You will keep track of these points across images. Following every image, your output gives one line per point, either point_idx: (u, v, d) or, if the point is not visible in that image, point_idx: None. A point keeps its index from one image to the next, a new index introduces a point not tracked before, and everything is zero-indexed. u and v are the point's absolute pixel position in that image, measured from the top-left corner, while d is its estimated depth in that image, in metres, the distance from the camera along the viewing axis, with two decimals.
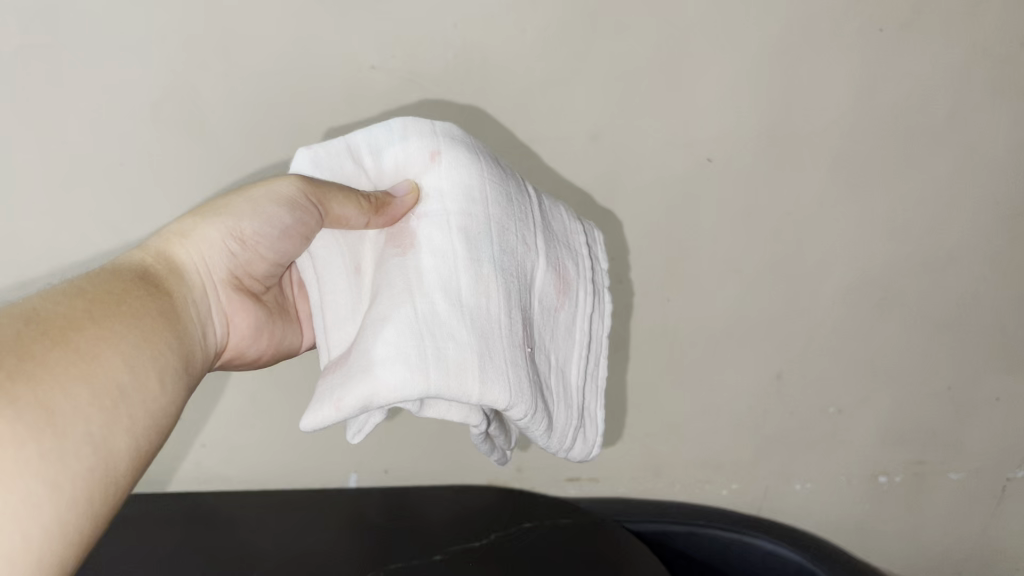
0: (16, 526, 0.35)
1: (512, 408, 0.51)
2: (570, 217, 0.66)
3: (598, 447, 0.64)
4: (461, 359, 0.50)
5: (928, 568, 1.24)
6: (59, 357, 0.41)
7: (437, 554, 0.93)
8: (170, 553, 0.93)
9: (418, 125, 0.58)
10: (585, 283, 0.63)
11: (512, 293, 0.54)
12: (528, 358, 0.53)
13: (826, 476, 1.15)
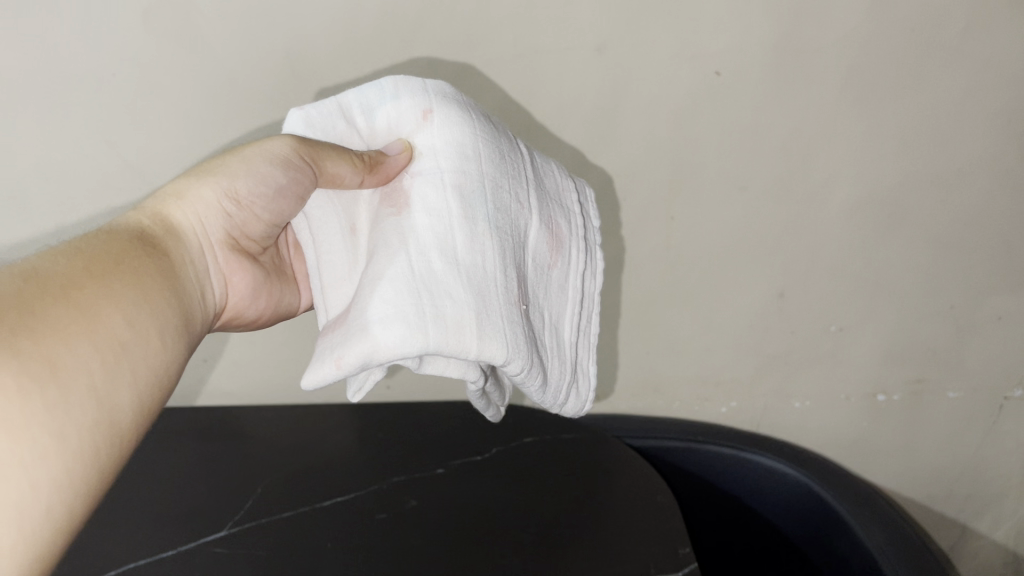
0: (21, 477, 0.36)
1: (510, 364, 0.50)
2: (562, 174, 0.66)
3: (591, 401, 0.65)
4: (460, 317, 0.49)
5: (924, 484, 1.25)
6: (60, 312, 0.41)
7: (440, 467, 0.94)
8: (176, 464, 0.95)
9: (409, 84, 0.57)
10: (576, 240, 0.63)
11: (507, 250, 0.53)
12: (524, 316, 0.53)
13: (825, 393, 1.16)
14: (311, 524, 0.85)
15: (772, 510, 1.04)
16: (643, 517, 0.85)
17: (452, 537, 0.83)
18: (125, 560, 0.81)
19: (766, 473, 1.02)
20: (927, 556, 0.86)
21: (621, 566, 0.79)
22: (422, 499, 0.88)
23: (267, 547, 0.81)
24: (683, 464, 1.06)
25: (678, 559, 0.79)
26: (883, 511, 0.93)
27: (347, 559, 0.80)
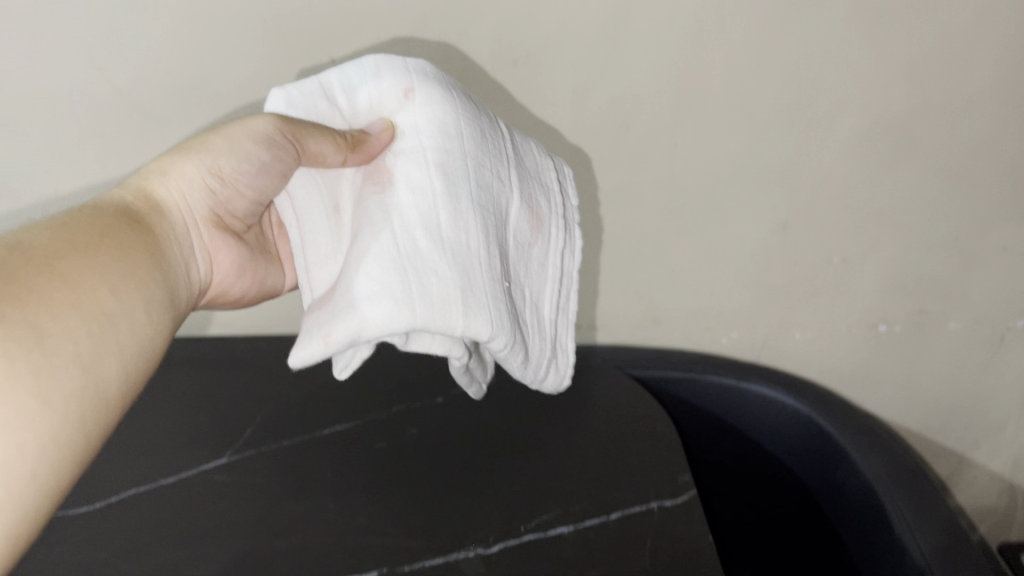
0: (17, 429, 0.41)
1: (493, 334, 0.56)
2: (539, 152, 0.72)
3: (567, 378, 0.76)
4: (445, 293, 0.54)
5: (924, 414, 1.26)
6: (51, 284, 0.47)
7: (440, 397, 0.94)
8: (177, 394, 0.95)
9: (391, 63, 0.63)
10: (551, 216, 0.69)
11: (488, 232, 0.59)
12: (503, 291, 0.59)
13: (826, 324, 1.16)
14: (311, 453, 0.84)
15: (772, 441, 1.03)
16: (642, 449, 0.85)
17: (450, 466, 0.82)
18: (126, 489, 0.80)
19: (767, 404, 1.01)
20: (927, 484, 0.86)
21: (620, 494, 0.78)
22: (421, 428, 0.88)
23: (266, 474, 0.81)
24: (683, 395, 1.05)
25: (677, 489, 0.79)
26: (883, 440, 0.92)
27: (347, 486, 0.80)
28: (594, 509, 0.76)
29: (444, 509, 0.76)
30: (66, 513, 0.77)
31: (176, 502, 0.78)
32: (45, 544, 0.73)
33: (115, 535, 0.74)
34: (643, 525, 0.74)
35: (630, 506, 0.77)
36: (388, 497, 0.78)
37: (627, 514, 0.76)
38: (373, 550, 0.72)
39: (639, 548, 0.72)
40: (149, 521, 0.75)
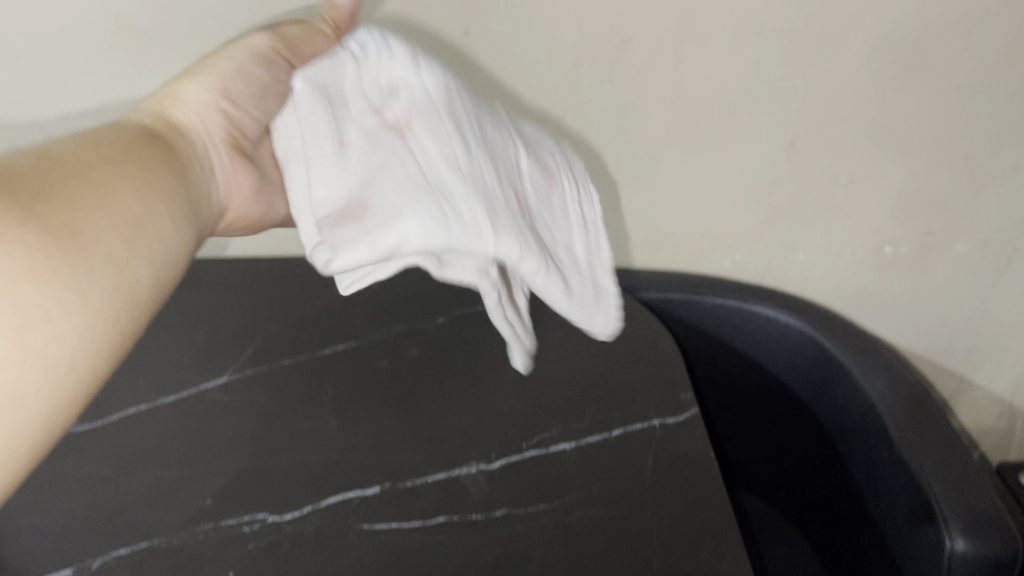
0: (51, 324, 0.40)
1: (523, 256, 0.58)
2: (544, 135, 0.77)
3: (616, 320, 0.74)
4: (474, 215, 0.55)
5: (927, 337, 1.25)
6: (79, 187, 0.46)
7: (441, 318, 0.93)
8: (175, 314, 0.93)
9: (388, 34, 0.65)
10: (564, 186, 0.74)
11: (493, 174, 0.62)
12: (526, 226, 0.61)
13: (831, 246, 1.14)
14: (312, 373, 0.83)
15: (775, 364, 1.02)
16: (643, 367, 0.84)
17: (451, 385, 0.82)
18: (128, 407, 0.78)
19: (769, 325, 1.00)
20: (927, 406, 0.85)
21: (622, 411, 0.78)
22: (422, 349, 0.88)
23: (267, 393, 0.80)
24: (685, 318, 1.04)
25: (679, 406, 0.79)
26: (887, 361, 0.91)
27: (347, 405, 0.79)
28: (596, 426, 0.76)
29: (446, 427, 0.76)
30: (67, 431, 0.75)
31: (178, 420, 0.76)
32: (48, 461, 0.72)
33: (116, 451, 0.73)
34: (645, 442, 0.74)
35: (633, 422, 0.77)
36: (389, 416, 0.77)
37: (630, 430, 0.76)
38: (376, 466, 0.71)
39: (641, 464, 0.72)
40: (151, 438, 0.74)
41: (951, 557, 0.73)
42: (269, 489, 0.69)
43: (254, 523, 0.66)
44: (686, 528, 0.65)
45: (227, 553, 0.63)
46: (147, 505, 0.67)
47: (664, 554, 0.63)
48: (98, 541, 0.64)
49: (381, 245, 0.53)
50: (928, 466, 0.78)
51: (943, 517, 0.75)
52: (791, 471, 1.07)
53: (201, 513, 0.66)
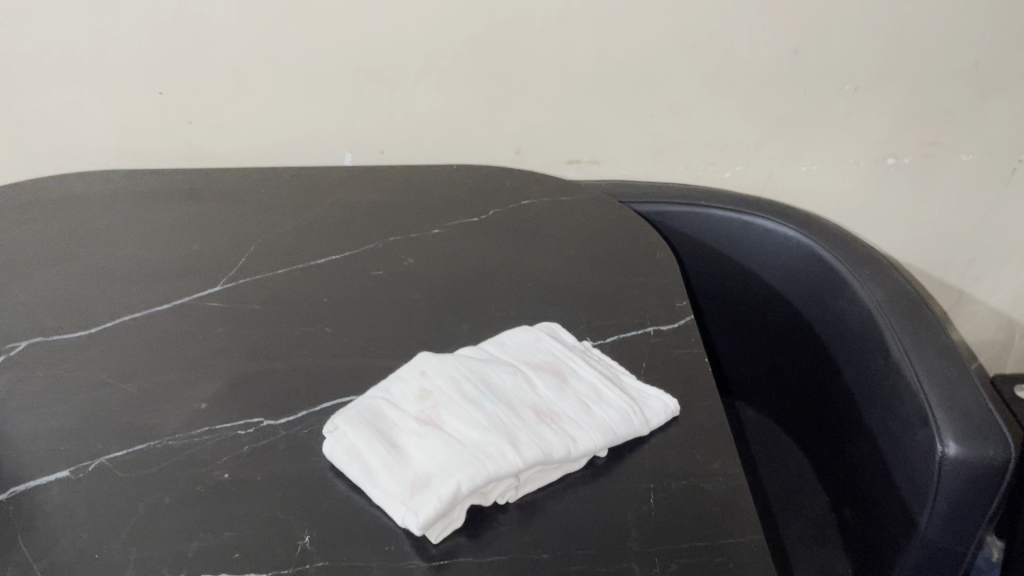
0: None
1: (571, 435, 0.62)
2: (533, 343, 0.72)
3: (669, 405, 0.66)
4: (442, 478, 0.57)
5: (926, 256, 1.23)
6: None
7: (436, 229, 0.93)
8: (166, 222, 0.92)
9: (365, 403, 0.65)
10: (574, 355, 0.71)
11: (527, 392, 0.66)
12: (512, 436, 0.61)
13: (834, 158, 1.13)
14: (307, 281, 0.83)
15: (772, 275, 1.01)
16: (639, 278, 0.85)
17: (448, 294, 0.82)
18: (122, 314, 0.77)
19: (768, 236, 1.00)
20: (926, 313, 0.86)
21: (617, 320, 0.79)
22: (418, 258, 0.87)
23: (263, 301, 0.80)
24: (683, 231, 1.04)
25: (674, 314, 0.79)
26: (885, 270, 0.91)
27: (342, 312, 0.79)
28: (590, 335, 0.76)
29: (442, 333, 0.77)
30: (60, 337, 0.74)
31: (174, 327, 0.76)
32: (40, 366, 0.71)
33: (110, 357, 0.72)
34: (639, 348, 0.75)
35: (626, 331, 0.77)
36: (383, 325, 0.77)
37: (623, 337, 0.76)
38: (370, 371, 0.72)
39: (635, 370, 0.72)
40: (146, 344, 0.74)
41: (941, 462, 0.73)
42: (264, 394, 0.69)
43: (249, 427, 0.66)
44: (677, 430, 0.66)
45: (223, 455, 0.63)
46: (143, 409, 0.67)
47: (656, 455, 0.64)
48: (94, 444, 0.64)
49: (457, 511, 0.57)
50: (921, 371, 0.79)
51: (935, 421, 0.75)
52: (784, 383, 1.05)
53: (197, 417, 0.66)
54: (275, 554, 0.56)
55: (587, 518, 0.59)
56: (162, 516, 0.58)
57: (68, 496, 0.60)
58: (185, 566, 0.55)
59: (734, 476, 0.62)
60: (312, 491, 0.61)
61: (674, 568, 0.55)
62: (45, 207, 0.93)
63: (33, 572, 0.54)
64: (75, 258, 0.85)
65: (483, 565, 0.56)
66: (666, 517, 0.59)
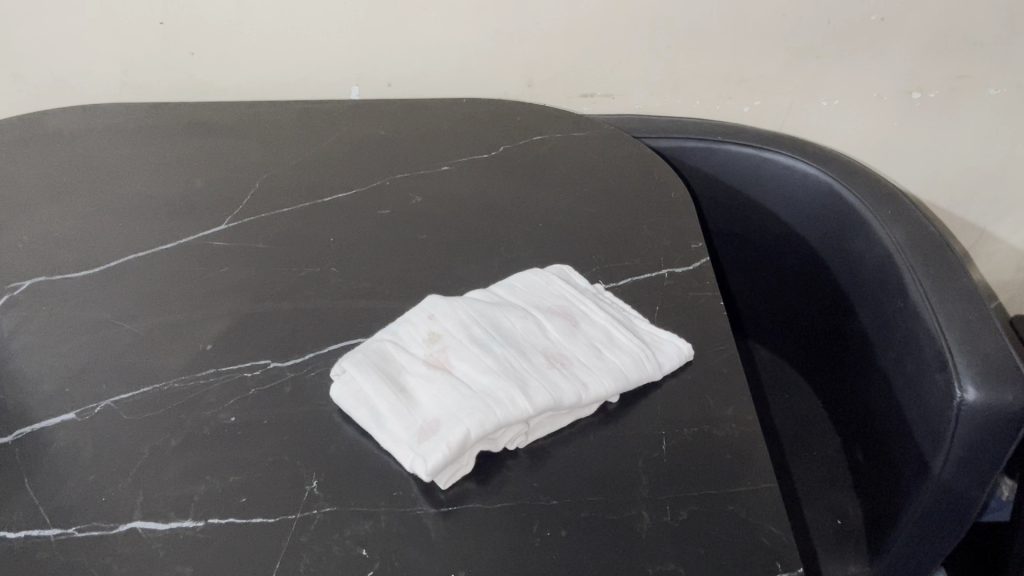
0: None
1: (582, 381, 0.61)
2: (545, 287, 0.70)
3: (682, 352, 0.65)
4: (450, 424, 0.56)
5: (948, 194, 1.20)
6: None
7: (445, 166, 0.90)
8: (169, 157, 0.89)
9: (375, 344, 0.64)
10: (586, 298, 0.69)
11: (538, 336, 0.65)
12: (521, 381, 0.60)
13: (856, 92, 1.09)
14: (313, 219, 0.81)
15: (790, 213, 0.99)
16: (652, 218, 0.83)
17: (457, 234, 0.80)
18: (126, 253, 0.76)
19: (787, 174, 0.97)
20: (948, 253, 0.83)
21: (630, 262, 0.77)
22: (426, 196, 0.85)
23: (268, 240, 0.78)
24: (700, 167, 1.01)
25: (689, 257, 0.77)
26: (907, 210, 0.88)
27: (349, 251, 0.77)
28: (602, 277, 0.75)
29: (451, 274, 0.75)
30: (62, 276, 0.73)
31: (178, 266, 0.75)
32: (43, 305, 0.70)
33: (114, 296, 0.71)
34: (652, 291, 0.73)
35: (639, 273, 0.75)
36: (391, 265, 0.76)
37: (636, 280, 0.74)
38: (378, 313, 0.70)
39: (647, 313, 0.71)
40: (150, 284, 0.73)
41: (959, 408, 0.72)
42: (270, 336, 0.68)
43: (256, 370, 0.65)
44: (689, 375, 0.65)
45: (229, 399, 0.62)
46: (148, 351, 0.66)
47: (667, 400, 0.63)
48: (98, 386, 0.63)
49: (466, 457, 0.57)
50: (941, 314, 0.77)
51: (954, 366, 0.73)
52: (799, 323, 1.03)
53: (202, 359, 0.66)
54: (281, 499, 0.55)
55: (597, 463, 0.58)
56: (168, 460, 0.58)
57: (73, 439, 0.59)
58: (191, 510, 0.55)
59: (746, 423, 0.61)
60: (320, 435, 0.60)
61: (684, 516, 0.55)
62: (44, 141, 0.91)
63: (41, 515, 0.54)
64: (77, 194, 0.83)
65: (489, 512, 0.55)
66: (677, 464, 0.58)
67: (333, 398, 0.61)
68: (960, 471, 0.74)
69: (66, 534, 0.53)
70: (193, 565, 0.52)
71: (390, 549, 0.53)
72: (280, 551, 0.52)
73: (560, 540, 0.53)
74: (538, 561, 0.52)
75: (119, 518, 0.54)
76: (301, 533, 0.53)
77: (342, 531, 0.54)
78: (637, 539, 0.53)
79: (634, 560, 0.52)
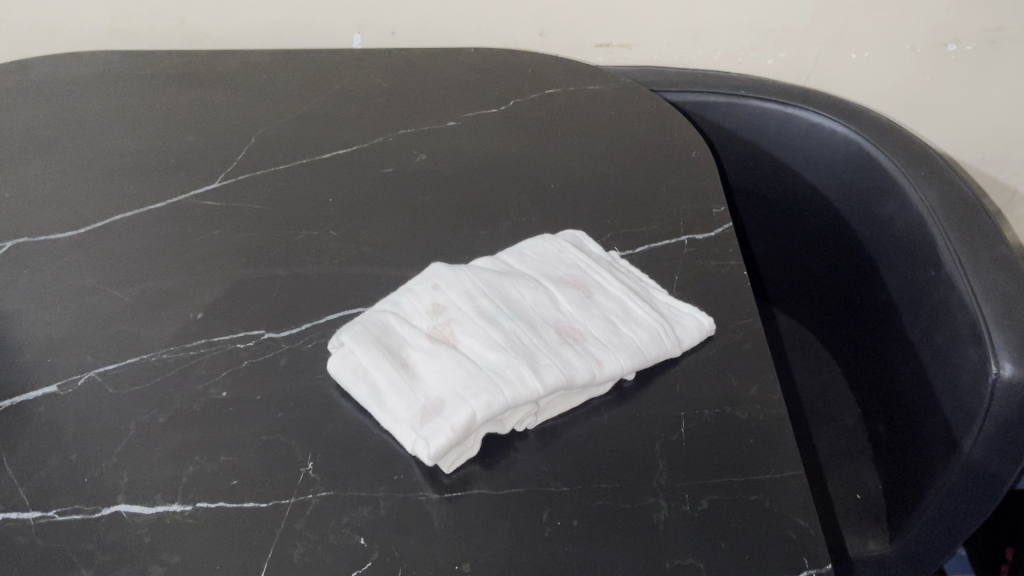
0: None
1: (596, 358, 0.57)
2: (557, 255, 0.66)
3: (702, 329, 0.61)
4: (455, 404, 0.52)
5: (980, 152, 1.14)
6: None
7: (452, 121, 0.85)
8: (159, 109, 0.85)
9: (376, 315, 0.60)
10: (600, 267, 0.65)
11: (549, 309, 0.61)
12: (531, 358, 0.56)
13: (887, 43, 1.03)
14: (312, 177, 0.77)
15: (815, 173, 0.94)
16: (671, 180, 0.78)
17: (464, 195, 0.76)
18: (113, 213, 0.72)
19: (813, 130, 0.92)
20: (985, 217, 0.78)
21: (647, 227, 0.72)
22: (431, 154, 0.81)
23: (263, 200, 0.74)
24: (720, 122, 0.97)
25: (710, 223, 0.73)
26: (942, 171, 0.83)
27: (348, 213, 0.73)
28: (617, 243, 0.70)
29: (457, 240, 0.71)
30: (46, 237, 0.69)
31: (168, 227, 0.71)
32: (25, 269, 0.66)
33: (100, 260, 0.67)
34: (670, 259, 0.69)
35: (657, 240, 0.71)
36: (393, 229, 0.71)
37: (654, 247, 0.70)
38: (379, 280, 0.66)
39: (665, 284, 0.67)
40: (138, 247, 0.69)
41: (993, 384, 0.68)
42: (264, 303, 0.64)
43: (249, 341, 0.61)
44: (709, 352, 0.61)
45: (220, 371, 0.59)
46: (135, 319, 0.62)
47: (686, 378, 0.59)
48: (83, 356, 0.59)
49: (472, 439, 0.53)
50: (976, 284, 0.73)
51: (989, 339, 0.69)
52: (822, 289, 0.99)
53: (192, 328, 0.62)
54: (275, 482, 0.52)
55: (612, 446, 0.55)
56: (155, 438, 0.54)
57: (55, 414, 0.56)
58: (179, 493, 0.51)
59: (771, 404, 0.57)
60: (317, 412, 0.56)
61: (704, 506, 0.51)
62: (29, 91, 0.86)
63: (19, 497, 0.51)
64: (63, 148, 0.79)
65: (496, 498, 0.52)
66: (697, 448, 0.54)
67: (331, 372, 0.57)
68: (991, 450, 0.70)
69: (46, 518, 0.50)
70: (180, 554, 0.48)
71: (389, 538, 0.49)
72: (273, 538, 0.49)
73: (571, 531, 0.50)
74: (548, 553, 0.49)
75: (102, 500, 0.51)
76: (296, 519, 0.50)
77: (339, 518, 0.50)
78: (653, 530, 0.50)
79: (651, 554, 0.49)
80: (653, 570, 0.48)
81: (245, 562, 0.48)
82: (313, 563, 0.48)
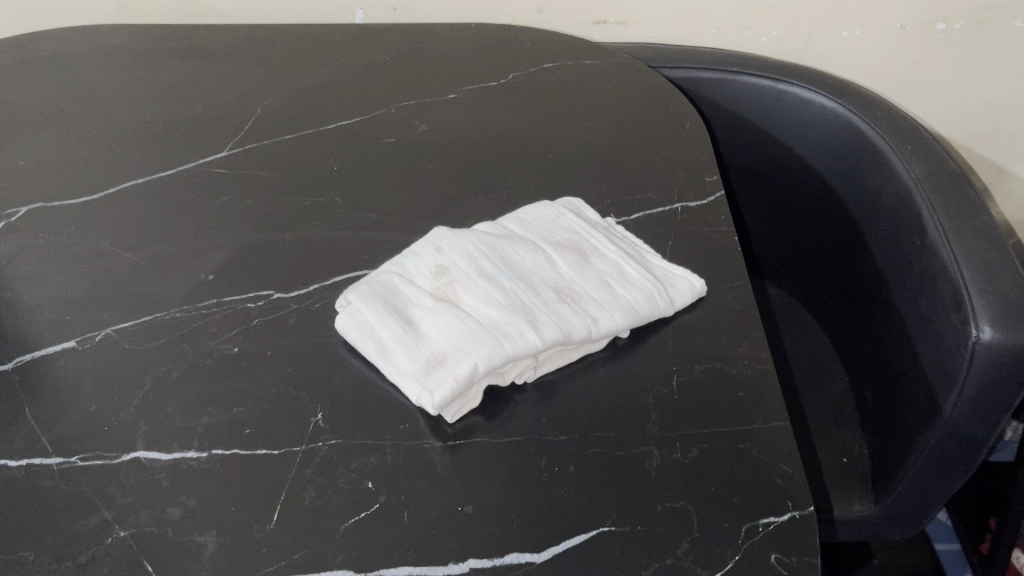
0: None
1: (593, 316, 0.60)
2: (556, 222, 0.68)
3: (693, 292, 0.64)
4: (459, 357, 0.55)
5: (968, 129, 1.17)
6: None
7: (452, 94, 0.88)
8: (165, 81, 0.87)
9: (382, 276, 0.62)
10: (597, 232, 0.68)
11: (547, 271, 0.63)
12: (532, 317, 0.58)
13: (877, 22, 1.05)
14: (317, 146, 0.79)
15: (807, 148, 0.96)
16: (665, 152, 0.80)
17: (466, 164, 0.78)
18: (124, 180, 0.74)
19: (804, 106, 0.95)
20: (969, 189, 0.81)
21: (642, 195, 0.75)
22: (432, 125, 0.83)
23: (270, 169, 0.76)
24: (715, 98, 1.00)
25: (701, 192, 0.76)
26: (928, 145, 0.86)
27: (353, 181, 0.75)
28: (613, 211, 0.73)
29: (459, 207, 0.73)
30: (59, 203, 0.71)
31: (178, 193, 0.73)
32: (40, 233, 0.68)
33: (114, 223, 0.69)
34: (664, 226, 0.72)
35: (652, 208, 0.73)
36: (397, 196, 0.74)
37: (647, 215, 0.73)
38: (383, 244, 0.69)
39: (659, 250, 0.69)
40: (150, 212, 0.71)
41: (974, 347, 0.70)
42: (272, 266, 0.66)
43: (259, 301, 0.63)
44: (701, 312, 0.64)
45: (231, 329, 0.61)
46: (149, 280, 0.65)
47: (677, 337, 0.62)
48: (99, 314, 0.62)
49: (473, 391, 0.56)
50: (959, 253, 0.75)
51: (971, 305, 0.71)
52: (811, 261, 1.01)
53: (205, 288, 0.64)
54: (286, 431, 0.55)
55: (607, 399, 0.57)
56: (170, 390, 0.57)
57: (75, 367, 0.58)
58: (195, 441, 0.54)
59: (757, 360, 0.60)
60: (326, 366, 0.59)
61: (695, 454, 0.54)
62: (38, 62, 0.88)
63: (43, 444, 0.53)
64: (71, 117, 0.81)
65: (496, 447, 0.54)
66: (689, 402, 0.57)
67: (339, 330, 0.60)
68: (972, 413, 0.73)
69: (69, 464, 0.52)
70: (197, 497, 0.51)
71: (397, 482, 0.52)
72: (285, 483, 0.52)
73: (568, 476, 0.52)
74: (546, 496, 0.51)
75: (122, 447, 0.53)
76: (308, 465, 0.53)
77: (348, 463, 0.53)
78: (647, 475, 0.53)
79: (644, 497, 0.51)
80: (645, 512, 0.51)
81: (259, 503, 0.51)
82: (322, 505, 0.51)
